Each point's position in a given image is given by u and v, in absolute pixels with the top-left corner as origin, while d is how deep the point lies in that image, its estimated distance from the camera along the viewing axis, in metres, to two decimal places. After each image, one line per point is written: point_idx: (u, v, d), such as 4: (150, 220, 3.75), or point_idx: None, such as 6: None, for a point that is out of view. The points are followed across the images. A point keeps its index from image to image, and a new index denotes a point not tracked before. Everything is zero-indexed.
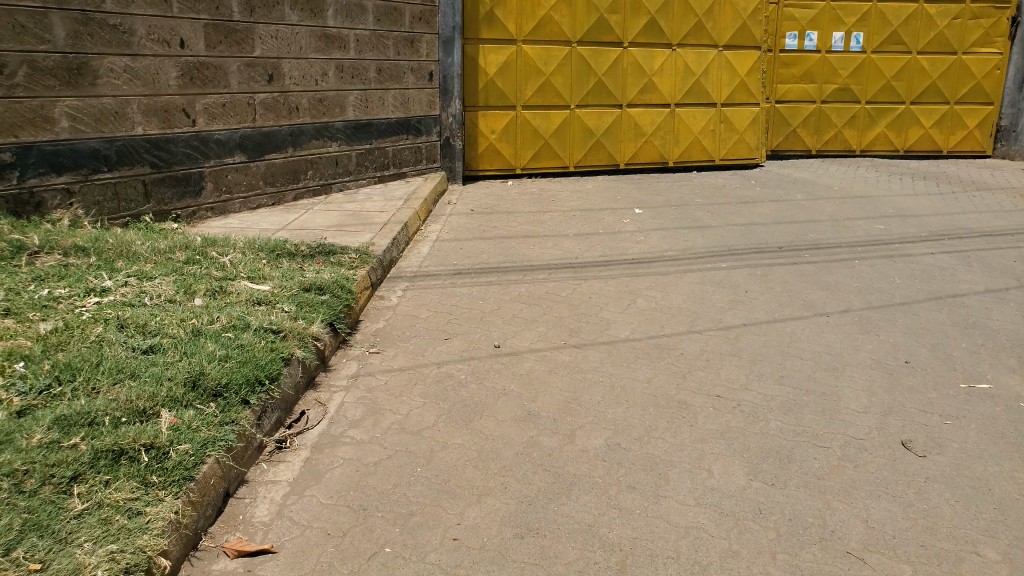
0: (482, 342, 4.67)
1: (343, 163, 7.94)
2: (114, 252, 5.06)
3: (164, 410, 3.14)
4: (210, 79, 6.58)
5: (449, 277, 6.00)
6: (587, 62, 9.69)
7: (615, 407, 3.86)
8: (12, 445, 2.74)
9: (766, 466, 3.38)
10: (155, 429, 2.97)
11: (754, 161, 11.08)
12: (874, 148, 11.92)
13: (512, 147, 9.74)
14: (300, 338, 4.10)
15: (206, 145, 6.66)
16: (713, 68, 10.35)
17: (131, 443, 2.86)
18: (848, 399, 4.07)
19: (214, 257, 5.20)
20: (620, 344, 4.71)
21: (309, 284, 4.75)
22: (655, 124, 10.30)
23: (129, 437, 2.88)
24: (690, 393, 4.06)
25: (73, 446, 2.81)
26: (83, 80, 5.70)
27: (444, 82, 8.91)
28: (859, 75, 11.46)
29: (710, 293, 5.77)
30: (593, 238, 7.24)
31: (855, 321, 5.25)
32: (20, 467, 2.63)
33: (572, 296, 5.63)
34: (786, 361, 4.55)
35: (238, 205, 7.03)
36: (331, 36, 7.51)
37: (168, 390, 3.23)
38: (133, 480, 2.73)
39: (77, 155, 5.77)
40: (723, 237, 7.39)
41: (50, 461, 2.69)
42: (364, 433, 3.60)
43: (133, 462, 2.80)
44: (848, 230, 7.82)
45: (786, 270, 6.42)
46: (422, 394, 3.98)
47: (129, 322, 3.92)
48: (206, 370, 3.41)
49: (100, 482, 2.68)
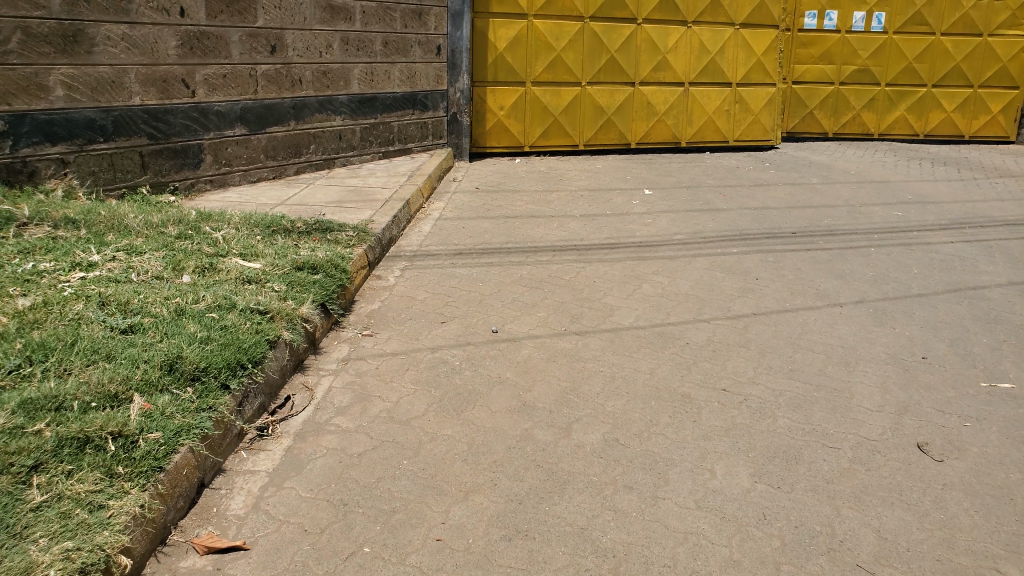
0: (479, 326, 4.50)
1: (347, 137, 7.73)
2: (105, 225, 4.90)
3: (137, 394, 2.97)
4: (211, 49, 6.37)
5: (449, 257, 5.82)
6: (599, 38, 9.43)
7: (615, 399, 3.68)
8: None
9: (772, 467, 3.21)
10: (125, 416, 2.80)
11: (770, 144, 10.78)
12: (893, 132, 11.61)
13: (521, 124, 9.50)
14: (288, 319, 3.93)
15: (206, 116, 6.47)
16: (730, 47, 10.05)
17: (98, 431, 2.70)
18: (861, 396, 3.88)
19: (207, 232, 5.03)
20: (624, 332, 4.52)
21: (301, 262, 4.57)
22: (668, 104, 10.03)
23: (97, 424, 2.71)
24: (694, 386, 3.88)
25: (38, 433, 2.65)
26: (78, 48, 5.52)
27: (452, 57, 8.65)
28: (878, 56, 11.10)
29: (719, 280, 5.56)
30: (600, 219, 7.04)
31: (870, 313, 5.04)
32: None
33: (574, 279, 5.43)
34: (797, 354, 4.35)
35: (238, 177, 6.85)
36: (336, 7, 7.28)
37: (143, 373, 3.06)
38: (97, 471, 2.58)
39: (72, 124, 5.60)
40: (735, 221, 7.16)
41: (10, 449, 2.53)
42: (351, 421, 3.45)
43: (99, 452, 2.65)
44: (864, 216, 7.57)
45: (799, 257, 6.21)
46: (413, 380, 3.81)
47: (111, 298, 3.73)
48: (185, 353, 3.23)
49: (62, 472, 2.53)
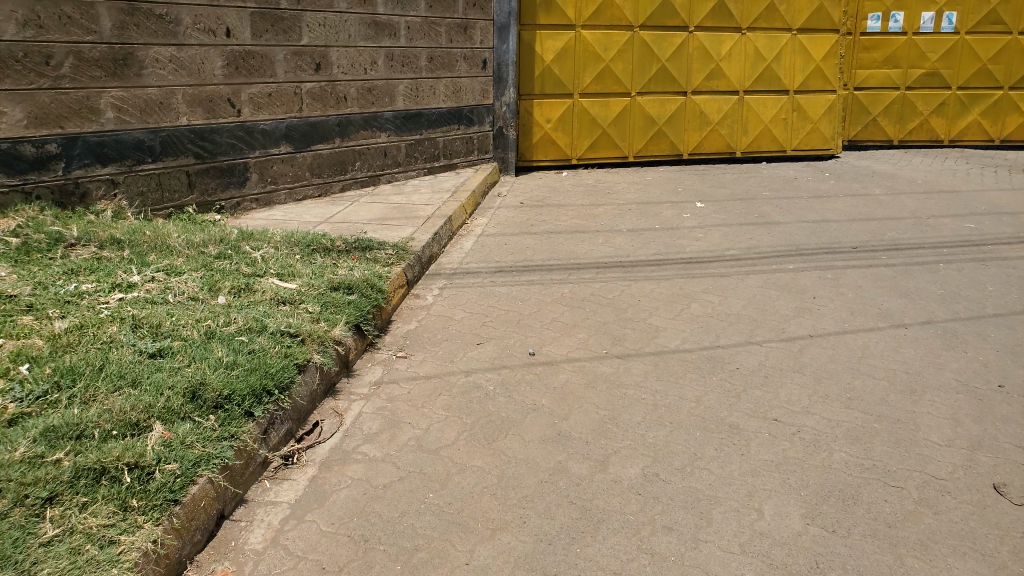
0: (516, 348, 4.34)
1: (392, 154, 7.69)
2: (148, 245, 4.89)
3: (158, 423, 2.89)
4: (256, 68, 6.40)
5: (490, 274, 5.69)
6: (649, 48, 9.24)
7: (656, 430, 3.47)
8: None
9: (826, 508, 2.99)
10: (144, 445, 2.72)
11: (829, 153, 10.37)
12: (965, 138, 11.08)
13: (569, 136, 9.35)
14: (320, 342, 3.84)
15: (251, 135, 6.49)
16: (786, 53, 9.73)
17: (114, 462, 2.61)
18: (928, 429, 3.60)
19: (247, 252, 4.98)
20: (669, 355, 4.30)
21: (337, 282, 4.48)
22: (721, 113, 9.74)
23: (114, 454, 2.63)
24: (742, 416, 3.64)
25: (56, 463, 2.57)
26: (128, 70, 5.58)
27: (498, 71, 8.57)
28: (950, 58, 10.63)
29: (773, 298, 5.29)
30: (648, 234, 6.82)
31: (938, 335, 4.72)
32: None
33: (618, 298, 5.23)
34: (856, 381, 4.07)
35: (284, 196, 6.85)
36: (381, 24, 7.26)
37: (166, 400, 2.98)
38: (111, 504, 2.48)
39: (122, 146, 5.66)
40: (790, 236, 6.86)
41: (26, 479, 2.46)
42: (378, 449, 3.32)
43: (114, 483, 2.55)
44: (932, 229, 7.17)
45: (859, 273, 5.88)
46: (445, 406, 3.67)
47: (144, 321, 3.67)
48: (208, 379, 3.15)
49: (76, 505, 2.44)
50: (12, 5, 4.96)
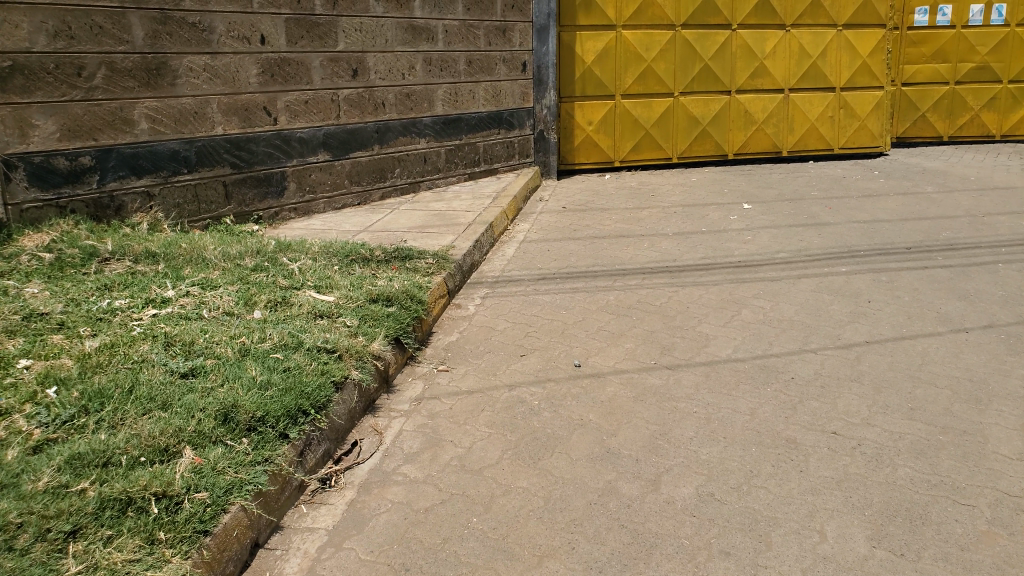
0: (561, 360, 4.22)
1: (431, 160, 7.62)
2: (183, 259, 4.87)
3: (188, 448, 2.82)
4: (292, 75, 6.38)
5: (532, 282, 5.58)
6: (690, 46, 9.06)
7: (710, 446, 3.32)
8: (15, 491, 2.45)
9: (892, 529, 2.81)
10: (173, 473, 2.65)
11: (878, 150, 10.06)
12: (1017, 133, 10.69)
13: (610, 138, 9.20)
14: (358, 357, 3.75)
15: (288, 144, 6.47)
16: (832, 49, 9.45)
17: (141, 491, 2.53)
18: (997, 441, 3.39)
19: (284, 264, 4.94)
20: (720, 365, 4.15)
21: (376, 294, 4.41)
22: (766, 111, 9.49)
23: (140, 484, 2.55)
24: (799, 429, 3.47)
25: (81, 493, 2.50)
26: (161, 80, 5.58)
27: (537, 73, 8.46)
28: (1001, 51, 10.25)
29: (827, 303, 5.09)
30: (693, 237, 6.64)
31: (1002, 340, 4.48)
32: (15, 519, 2.33)
33: (666, 306, 5.08)
34: (917, 390, 3.85)
35: (322, 205, 6.83)
36: (418, 28, 7.19)
37: (196, 423, 2.92)
38: (137, 536, 2.40)
39: (156, 157, 5.66)
40: (842, 237, 6.63)
41: (49, 511, 2.38)
42: (419, 469, 3.23)
43: (141, 514, 2.48)
44: (988, 227, 6.88)
45: (915, 276, 5.64)
46: (488, 423, 3.56)
47: (176, 339, 3.63)
48: (240, 400, 3.08)
49: (101, 538, 2.36)
50: (42, 16, 4.97)
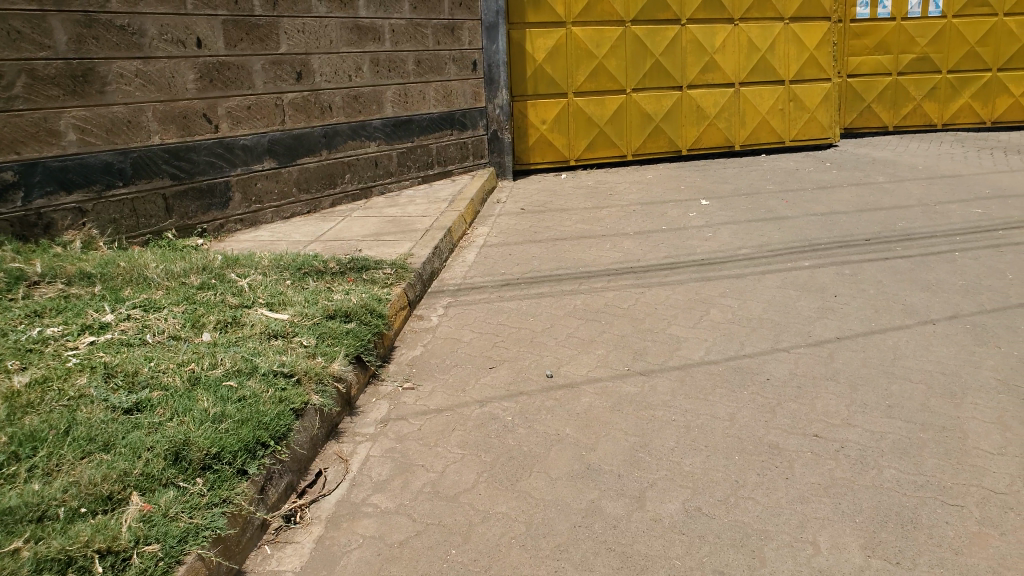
0: (532, 371, 4.07)
1: (383, 164, 7.40)
2: (122, 279, 4.59)
3: (135, 494, 2.61)
4: (233, 79, 6.10)
5: (496, 289, 5.42)
6: (642, 42, 9.00)
7: (692, 456, 3.21)
8: None
9: (885, 536, 2.71)
10: (119, 524, 2.42)
11: (828, 142, 10.13)
12: (957, 122, 10.87)
13: (565, 137, 9.09)
14: (318, 380, 3.56)
15: (232, 152, 6.19)
16: (780, 42, 9.49)
17: (83, 548, 2.30)
18: (976, 436, 3.31)
19: (232, 280, 4.69)
20: (694, 369, 4.04)
21: (334, 310, 4.20)
22: (718, 106, 9.49)
23: (82, 540, 2.32)
24: (781, 433, 3.37)
25: (13, 553, 2.25)
26: (89, 87, 5.26)
27: (488, 72, 8.30)
28: (938, 42, 10.43)
29: (794, 299, 5.03)
30: (655, 236, 6.56)
31: (969, 329, 4.45)
32: None
33: (634, 308, 4.97)
34: (893, 386, 3.78)
35: (270, 215, 6.56)
36: (364, 28, 6.97)
37: (144, 466, 2.70)
38: None
39: (88, 170, 5.33)
40: (802, 230, 6.61)
41: None
42: (391, 499, 3.05)
43: None
44: (941, 215, 6.94)
45: (877, 267, 5.63)
46: (461, 443, 3.39)
47: (117, 370, 3.39)
48: (192, 437, 2.88)
49: None
50: None
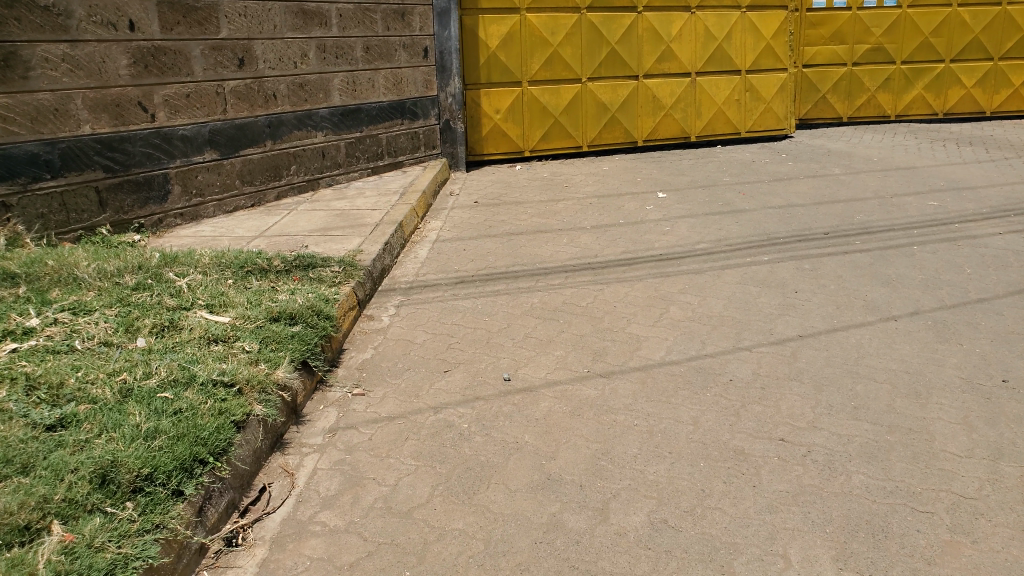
0: (488, 374, 3.90)
1: (331, 156, 7.15)
2: (52, 279, 4.31)
3: (56, 522, 2.39)
4: (170, 66, 5.79)
5: (450, 286, 5.24)
6: (597, 30, 8.87)
7: (656, 464, 3.09)
8: None
9: (857, 546, 2.61)
10: (35, 560, 2.21)
11: (783, 133, 10.14)
12: (910, 113, 10.99)
13: (519, 127, 8.93)
14: (261, 389, 3.35)
15: (170, 143, 5.88)
16: (735, 32, 9.44)
17: None
18: (943, 438, 3.25)
19: (170, 280, 4.42)
20: (655, 370, 3.92)
21: (278, 311, 3.99)
22: (673, 97, 9.41)
23: None
24: (746, 438, 3.27)
25: None
26: (11, 73, 4.92)
27: (440, 60, 8.10)
28: (893, 33, 10.52)
29: (755, 296, 4.95)
30: (612, 230, 6.44)
31: (932, 326, 4.42)
32: None
33: (593, 306, 4.83)
34: (858, 386, 3.70)
35: (212, 208, 6.26)
36: (310, 12, 6.71)
37: (66, 492, 2.49)
38: None
39: (12, 162, 4.99)
40: (760, 224, 6.56)
41: None
42: (340, 516, 2.87)
43: None
44: (897, 209, 6.95)
45: (837, 262, 5.59)
46: (414, 454, 3.22)
47: (40, 382, 3.15)
48: (121, 457, 2.67)
49: None
50: None
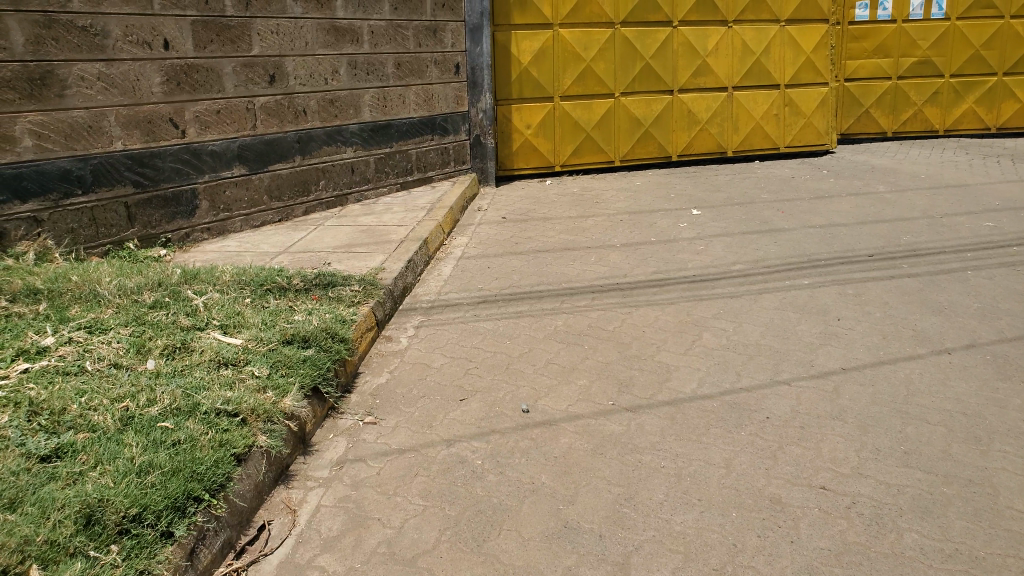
0: (506, 405, 3.69)
1: (360, 171, 7.02)
2: (72, 296, 4.18)
3: (35, 568, 2.16)
4: (202, 83, 5.70)
5: (472, 306, 5.05)
6: (631, 45, 8.65)
7: (683, 513, 2.84)
8: None
9: None
10: None
11: (824, 148, 9.79)
12: (960, 127, 10.54)
13: (551, 142, 8.73)
14: (266, 419, 3.12)
15: (199, 158, 5.78)
16: (775, 46, 9.14)
17: None
18: (1009, 493, 2.94)
19: (188, 297, 4.27)
20: (686, 405, 3.66)
21: (291, 334, 3.80)
22: (710, 111, 9.13)
23: None
24: (783, 484, 3.01)
25: None
26: (47, 91, 4.87)
27: (472, 75, 7.94)
28: (941, 45, 10.11)
29: (794, 323, 4.66)
30: (644, 249, 6.20)
31: (990, 361, 4.09)
32: None
33: (620, 331, 4.59)
34: (908, 428, 3.41)
35: (239, 223, 6.15)
36: (341, 29, 6.60)
37: (48, 532, 2.25)
38: None
39: (44, 178, 4.93)
40: (800, 244, 6.25)
41: None
42: (340, 561, 2.66)
43: None
44: (949, 229, 6.59)
45: (882, 287, 5.27)
46: (422, 492, 3.01)
47: (43, 407, 2.94)
48: (109, 496, 2.42)
49: None
50: None
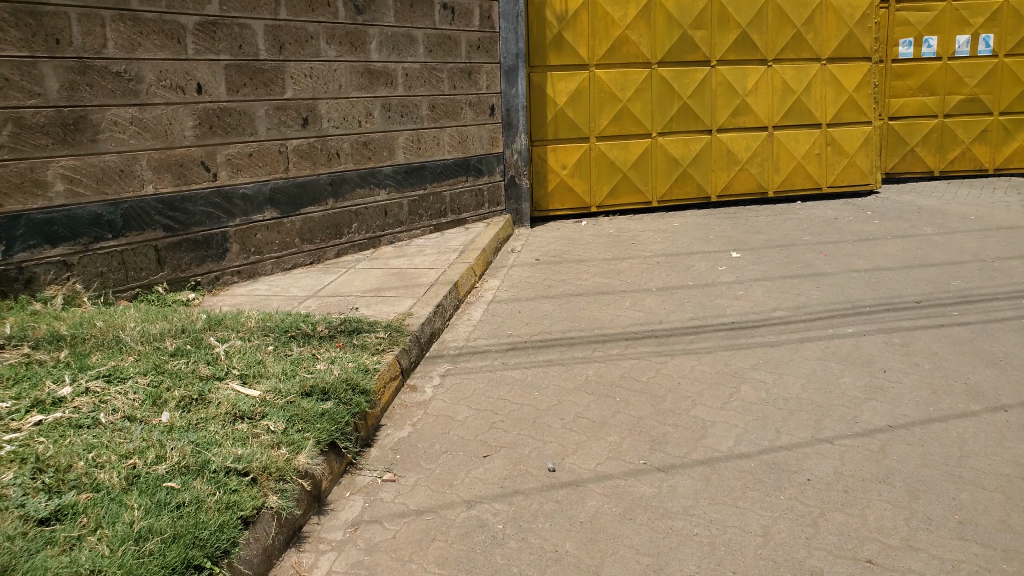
0: (532, 462, 3.53)
1: (393, 213, 6.98)
2: (94, 342, 4.14)
3: None
4: (234, 126, 5.73)
5: (501, 353, 4.92)
6: (668, 84, 8.56)
7: None
8: None
9: None
10: None
11: (868, 188, 9.54)
12: (1011, 165, 10.20)
13: (587, 182, 8.63)
14: (278, 477, 3.01)
15: (230, 202, 5.79)
16: (815, 84, 8.98)
17: None
18: None
19: (210, 346, 4.20)
20: (722, 465, 3.46)
21: (311, 386, 3.70)
22: (749, 150, 8.96)
23: None
24: (825, 557, 2.79)
25: None
26: (80, 136, 4.91)
27: (506, 116, 7.90)
28: (989, 82, 9.85)
29: (837, 375, 4.43)
30: (680, 293, 6.02)
31: None
32: None
33: (653, 382, 4.41)
34: (962, 495, 3.17)
35: (270, 266, 6.13)
36: (375, 72, 6.62)
37: None
38: None
39: (75, 222, 4.96)
40: (844, 289, 6.02)
41: None
42: None
43: None
44: (1001, 273, 6.30)
45: (932, 336, 5.01)
46: (439, 560, 2.85)
47: (49, 464, 2.87)
48: (103, 566, 2.33)
49: None
50: None
